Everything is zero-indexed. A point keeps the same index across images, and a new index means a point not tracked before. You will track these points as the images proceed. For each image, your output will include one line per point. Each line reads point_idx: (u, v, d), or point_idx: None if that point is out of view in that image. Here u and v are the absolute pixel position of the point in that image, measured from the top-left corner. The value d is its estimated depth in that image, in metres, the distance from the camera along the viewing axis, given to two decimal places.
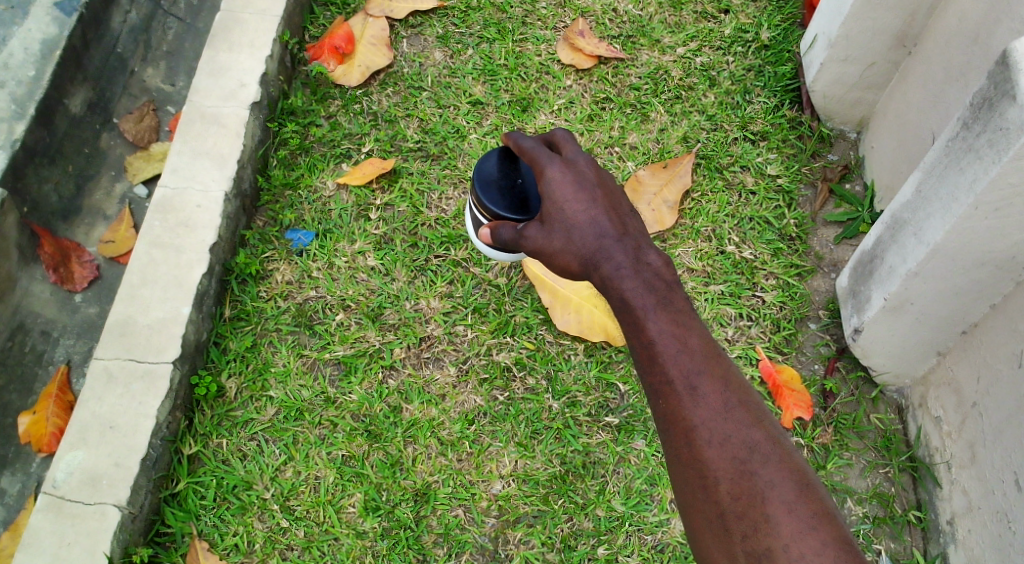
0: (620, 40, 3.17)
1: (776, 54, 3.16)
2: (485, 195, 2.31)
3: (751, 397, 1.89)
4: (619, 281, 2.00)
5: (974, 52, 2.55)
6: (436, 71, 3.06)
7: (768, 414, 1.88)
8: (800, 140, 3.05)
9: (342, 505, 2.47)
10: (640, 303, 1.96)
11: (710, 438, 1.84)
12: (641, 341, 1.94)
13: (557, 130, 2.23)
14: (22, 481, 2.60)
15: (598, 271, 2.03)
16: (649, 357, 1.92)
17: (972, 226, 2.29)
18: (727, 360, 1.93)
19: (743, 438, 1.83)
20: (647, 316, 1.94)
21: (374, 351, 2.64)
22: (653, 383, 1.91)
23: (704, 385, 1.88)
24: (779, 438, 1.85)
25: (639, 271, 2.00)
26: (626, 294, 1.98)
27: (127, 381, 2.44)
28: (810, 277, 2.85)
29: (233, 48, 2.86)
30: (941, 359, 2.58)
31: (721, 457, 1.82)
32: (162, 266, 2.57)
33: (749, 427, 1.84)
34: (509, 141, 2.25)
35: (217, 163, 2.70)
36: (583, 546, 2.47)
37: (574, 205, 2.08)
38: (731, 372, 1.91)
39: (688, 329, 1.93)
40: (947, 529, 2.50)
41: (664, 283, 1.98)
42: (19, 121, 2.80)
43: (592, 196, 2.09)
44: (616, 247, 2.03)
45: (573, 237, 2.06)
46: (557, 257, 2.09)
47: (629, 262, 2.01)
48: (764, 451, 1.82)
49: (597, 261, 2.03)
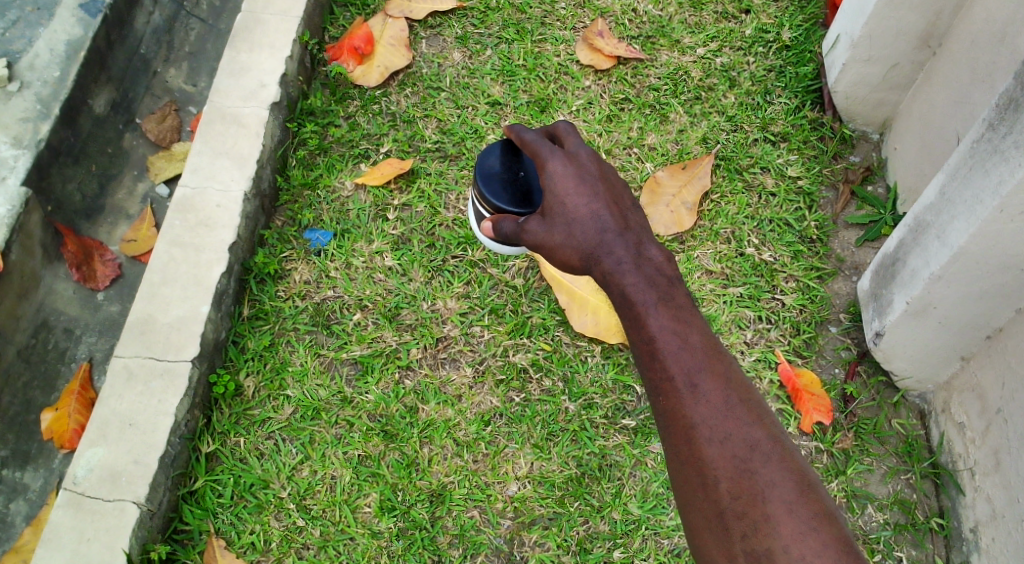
0: (640, 40, 3.15)
1: (798, 55, 3.14)
2: (487, 189, 2.30)
3: (752, 395, 1.88)
4: (621, 278, 1.99)
5: (1000, 52, 2.52)
6: (455, 72, 3.06)
7: (769, 412, 1.88)
8: (822, 141, 3.02)
9: (357, 505, 2.48)
10: (641, 299, 1.95)
11: (711, 436, 1.82)
12: (642, 337, 1.92)
13: (559, 122, 2.23)
14: (45, 477, 2.63)
15: (599, 266, 2.02)
16: (650, 353, 1.91)
17: (998, 229, 2.26)
18: (728, 357, 1.92)
19: (743, 436, 1.82)
20: (648, 312, 1.93)
21: (390, 351, 2.64)
22: (653, 380, 1.90)
23: (704, 382, 1.86)
24: (780, 438, 1.83)
25: (640, 266, 1.99)
26: (627, 289, 1.97)
27: (146, 378, 2.46)
28: (831, 280, 2.82)
29: (254, 49, 2.88)
30: (965, 364, 2.55)
31: (721, 455, 1.81)
32: (181, 265, 2.59)
33: (750, 425, 1.83)
34: (511, 134, 2.24)
35: (237, 163, 2.72)
36: (599, 549, 2.46)
37: (574, 200, 2.08)
38: (732, 370, 1.90)
39: (689, 325, 1.92)
40: (970, 537, 2.46)
41: (666, 280, 1.98)
42: (44, 121, 2.83)
43: (593, 190, 2.08)
44: (618, 242, 2.03)
45: (573, 231, 2.05)
46: (557, 251, 2.08)
47: (630, 257, 2.00)
48: (765, 449, 1.81)
49: (598, 256, 2.02)
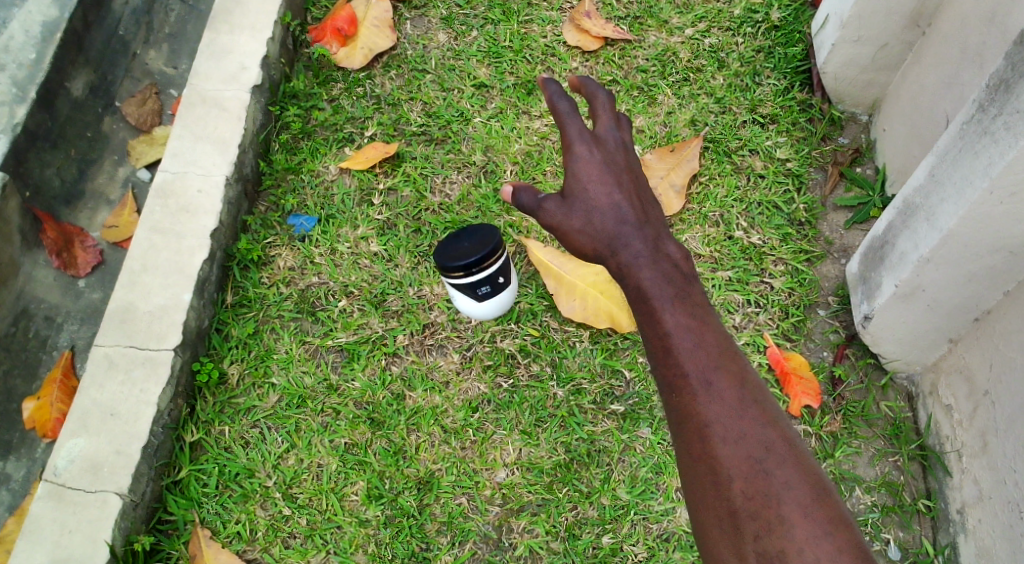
0: (627, 20, 3.11)
1: (787, 35, 3.10)
2: (481, 251, 2.39)
3: (767, 398, 1.86)
4: (637, 270, 1.98)
5: (990, 32, 2.49)
6: (440, 54, 3.02)
7: (782, 414, 1.85)
8: (811, 123, 2.99)
9: (345, 493, 2.46)
10: (657, 294, 1.94)
11: (725, 434, 1.80)
12: (656, 332, 1.91)
13: (596, 96, 2.16)
14: (28, 466, 2.60)
15: (616, 258, 2.01)
16: (664, 349, 1.89)
17: (987, 211, 2.24)
18: (743, 358, 1.89)
19: (758, 436, 1.80)
20: (664, 308, 1.92)
21: (377, 338, 2.62)
22: (667, 377, 1.87)
23: (720, 381, 1.84)
24: (794, 440, 1.81)
25: (656, 262, 1.98)
26: (643, 284, 1.96)
27: (128, 367, 2.43)
28: (820, 263, 2.80)
29: (234, 31, 2.83)
30: (952, 346, 2.54)
31: (735, 454, 1.78)
32: (162, 252, 2.55)
33: (765, 425, 1.81)
34: (543, 89, 2.16)
35: (218, 147, 2.67)
36: (588, 535, 2.45)
37: (597, 189, 2.06)
38: (747, 371, 1.87)
39: (704, 324, 1.91)
40: (957, 519, 2.46)
41: (682, 277, 1.97)
42: (20, 105, 2.78)
43: (617, 180, 2.08)
44: (634, 236, 2.02)
45: (592, 219, 2.05)
46: (573, 236, 2.07)
47: (647, 252, 2.00)
48: (780, 451, 1.78)
49: (615, 247, 2.02)
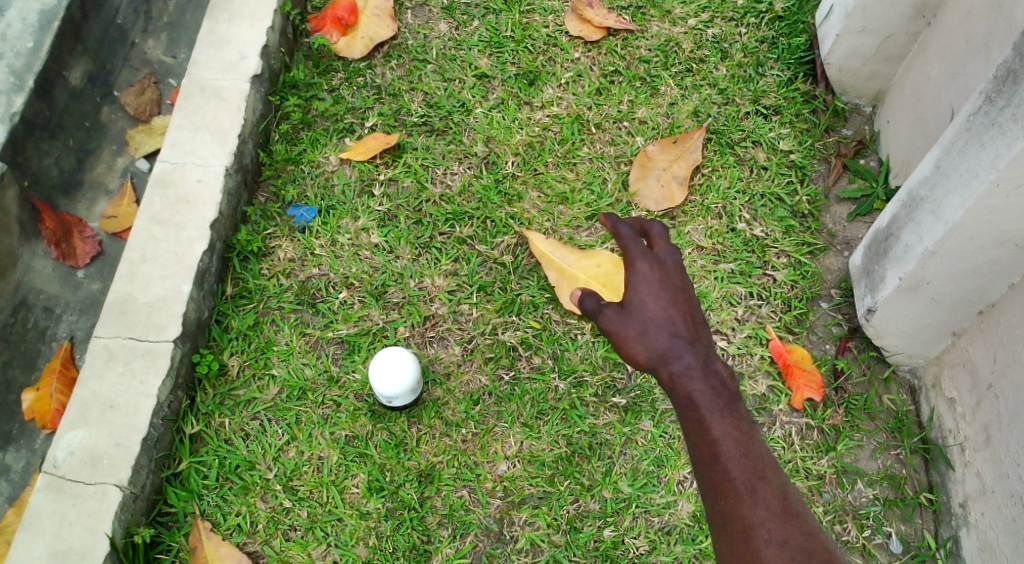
0: (630, 10, 3.08)
1: (791, 25, 3.07)
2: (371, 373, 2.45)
3: (807, 511, 1.84)
4: (688, 382, 1.92)
5: (996, 23, 2.47)
6: (441, 44, 3.00)
7: (821, 527, 1.82)
8: (814, 115, 2.97)
9: (345, 485, 2.45)
10: (706, 404, 1.89)
11: (769, 539, 1.77)
12: (704, 439, 1.86)
13: (653, 224, 2.09)
14: (27, 457, 2.59)
15: (667, 368, 1.93)
16: (711, 455, 1.85)
17: (994, 203, 2.23)
18: (784, 472, 1.87)
19: (801, 543, 1.76)
20: (711, 415, 1.88)
21: (377, 330, 2.60)
22: (712, 481, 1.84)
23: (765, 489, 1.82)
24: (833, 549, 1.78)
25: (707, 376, 1.92)
26: (693, 394, 1.91)
27: (128, 359, 2.41)
28: (822, 256, 2.79)
29: (233, 20, 2.80)
30: (956, 339, 2.52)
31: (778, 557, 1.75)
32: (162, 243, 2.53)
33: (807, 534, 1.78)
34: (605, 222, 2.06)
35: (218, 138, 2.65)
36: (589, 528, 2.44)
37: (655, 302, 1.98)
38: (788, 485, 1.85)
39: (749, 434, 1.88)
40: (959, 512, 2.46)
41: (730, 393, 1.92)
42: (18, 93, 2.75)
43: (675, 296, 1.99)
44: (687, 350, 1.94)
45: (648, 334, 1.96)
46: (627, 344, 1.97)
47: (698, 364, 1.93)
48: (822, 558, 1.75)
49: (667, 360, 1.94)
